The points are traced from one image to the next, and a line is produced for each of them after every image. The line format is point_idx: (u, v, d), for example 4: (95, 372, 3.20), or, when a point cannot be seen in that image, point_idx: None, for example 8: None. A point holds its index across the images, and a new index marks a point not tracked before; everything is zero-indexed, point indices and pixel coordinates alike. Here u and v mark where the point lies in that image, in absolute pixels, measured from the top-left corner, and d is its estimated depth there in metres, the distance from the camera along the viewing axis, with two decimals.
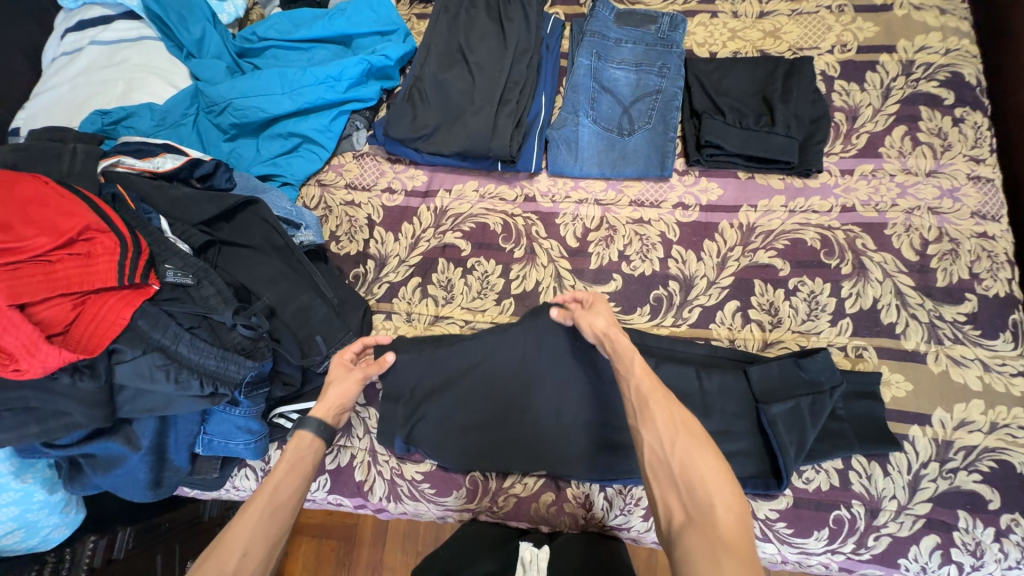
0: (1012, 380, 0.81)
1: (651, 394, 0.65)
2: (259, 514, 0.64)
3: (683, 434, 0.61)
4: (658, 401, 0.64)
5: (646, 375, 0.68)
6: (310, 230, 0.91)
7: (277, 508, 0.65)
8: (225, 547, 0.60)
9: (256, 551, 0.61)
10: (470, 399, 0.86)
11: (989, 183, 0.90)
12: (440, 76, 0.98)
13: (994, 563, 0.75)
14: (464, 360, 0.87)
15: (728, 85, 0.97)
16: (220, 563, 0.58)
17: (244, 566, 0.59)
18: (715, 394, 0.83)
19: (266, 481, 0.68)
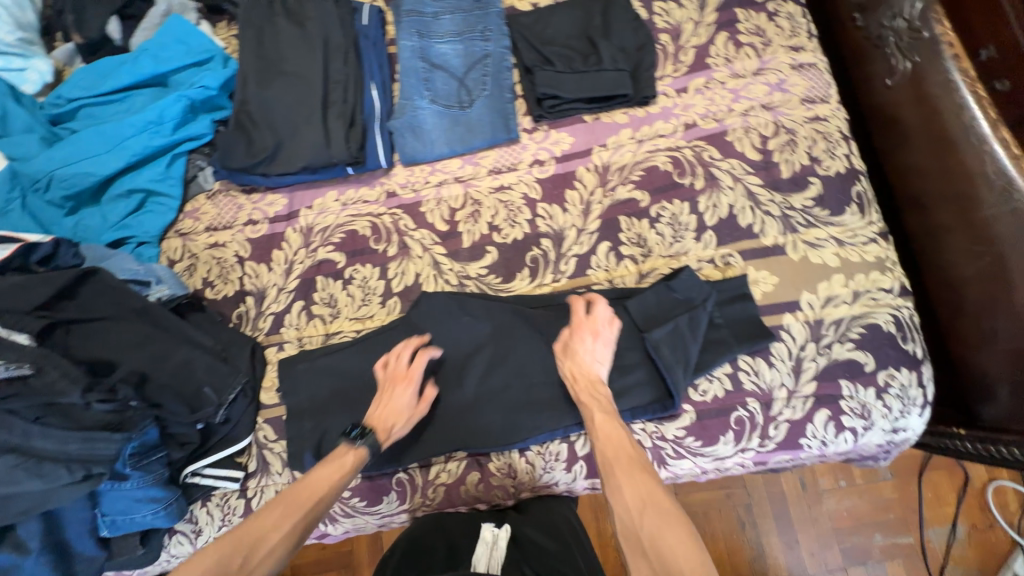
0: (865, 248, 0.85)
1: (618, 461, 0.71)
2: (295, 511, 0.70)
3: (648, 503, 0.66)
4: (624, 469, 0.70)
5: (614, 441, 0.73)
6: (165, 283, 0.87)
7: (316, 509, 0.71)
8: (257, 526, 0.68)
9: (282, 549, 0.68)
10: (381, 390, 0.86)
11: (812, 68, 0.93)
12: (264, 94, 0.94)
13: (881, 418, 0.81)
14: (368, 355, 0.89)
15: (553, 33, 0.97)
16: (254, 546, 0.67)
17: (262, 562, 0.66)
18: (600, 333, 0.85)
19: (314, 473, 0.74)
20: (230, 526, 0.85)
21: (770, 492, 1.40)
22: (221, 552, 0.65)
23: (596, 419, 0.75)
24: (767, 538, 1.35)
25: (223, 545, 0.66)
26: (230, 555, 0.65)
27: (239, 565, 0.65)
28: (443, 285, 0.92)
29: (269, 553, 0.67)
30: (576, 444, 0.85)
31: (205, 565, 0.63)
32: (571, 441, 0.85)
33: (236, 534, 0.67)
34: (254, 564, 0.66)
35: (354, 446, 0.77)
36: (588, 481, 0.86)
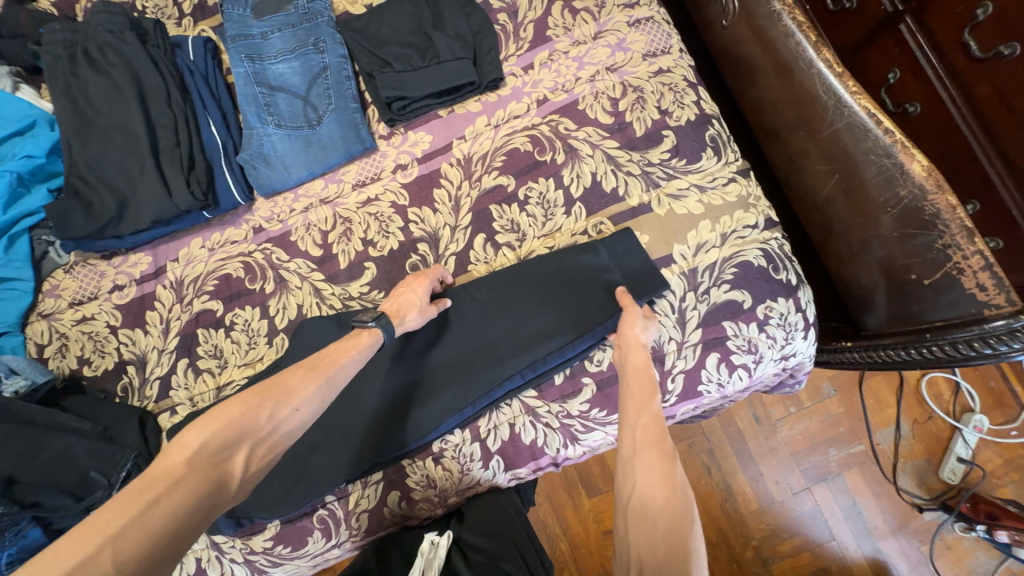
0: (726, 190, 0.87)
1: (647, 440, 0.64)
2: (319, 378, 0.67)
3: (673, 497, 0.58)
4: (653, 458, 0.62)
5: (650, 428, 0.65)
6: (24, 373, 0.83)
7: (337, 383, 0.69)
8: (284, 387, 0.64)
9: (307, 411, 0.65)
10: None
11: (649, 22, 0.94)
12: (89, 153, 0.88)
13: (768, 350, 0.83)
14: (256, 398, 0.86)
15: (388, 32, 0.94)
16: (280, 402, 0.63)
17: (289, 419, 0.63)
18: (489, 304, 0.86)
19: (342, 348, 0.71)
20: None
21: (728, 433, 1.39)
22: (246, 401, 0.61)
23: (633, 400, 0.69)
24: (733, 478, 1.37)
25: (250, 400, 0.62)
26: (259, 410, 0.61)
27: (266, 418, 0.61)
28: (328, 311, 0.89)
29: (295, 410, 0.64)
30: (488, 440, 0.84)
31: (230, 421, 0.60)
32: (483, 438, 0.84)
33: (262, 387, 0.63)
34: (280, 423, 0.62)
35: (367, 327, 0.75)
36: (510, 473, 0.86)
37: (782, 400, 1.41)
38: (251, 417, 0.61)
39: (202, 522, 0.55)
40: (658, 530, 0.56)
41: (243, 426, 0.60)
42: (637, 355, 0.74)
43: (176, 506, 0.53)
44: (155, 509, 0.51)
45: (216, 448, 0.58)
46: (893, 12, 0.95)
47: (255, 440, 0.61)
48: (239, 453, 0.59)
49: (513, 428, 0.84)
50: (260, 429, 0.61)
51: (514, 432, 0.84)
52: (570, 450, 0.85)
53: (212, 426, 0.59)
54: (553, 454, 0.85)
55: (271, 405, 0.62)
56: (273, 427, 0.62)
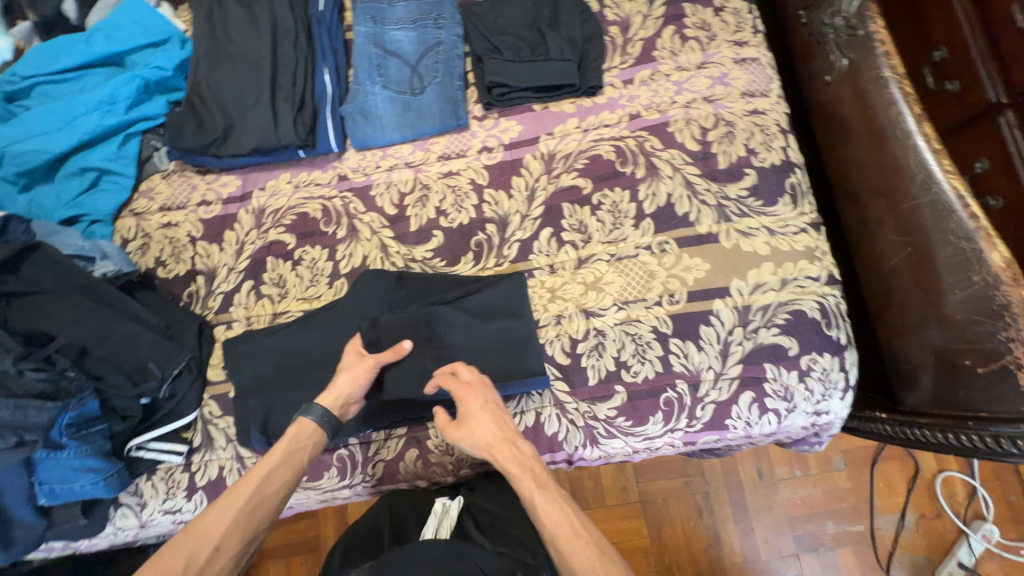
0: (795, 237, 0.88)
1: (570, 548, 0.66)
2: (230, 506, 0.70)
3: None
4: (583, 563, 0.65)
5: (564, 526, 0.68)
6: (111, 259, 0.89)
7: (263, 496, 0.72)
8: (203, 535, 0.68)
9: (229, 547, 0.68)
10: (326, 353, 0.88)
11: (754, 62, 0.96)
12: (213, 76, 0.96)
13: (804, 401, 0.84)
14: (308, 325, 0.89)
15: (504, 23, 0.99)
16: (201, 547, 0.67)
17: (218, 557, 0.68)
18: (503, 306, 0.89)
19: (254, 469, 0.74)
20: (176, 499, 0.89)
21: (728, 481, 1.39)
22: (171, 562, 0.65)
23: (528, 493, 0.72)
24: (723, 526, 1.36)
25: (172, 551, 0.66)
26: (177, 562, 0.65)
27: (194, 569, 0.65)
28: (390, 267, 0.94)
29: (220, 549, 0.68)
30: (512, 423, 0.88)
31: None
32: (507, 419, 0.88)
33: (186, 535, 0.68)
34: (204, 567, 0.66)
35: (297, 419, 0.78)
36: None
37: (789, 462, 1.40)
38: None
39: None
40: None
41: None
42: (492, 435, 0.76)
43: None
44: None
45: None
46: (996, 104, 0.90)
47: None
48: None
49: (539, 417, 0.87)
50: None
51: (538, 420, 0.87)
52: (588, 451, 0.87)
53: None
54: (571, 451, 0.87)
55: (187, 554, 0.66)
56: (195, 573, 0.65)
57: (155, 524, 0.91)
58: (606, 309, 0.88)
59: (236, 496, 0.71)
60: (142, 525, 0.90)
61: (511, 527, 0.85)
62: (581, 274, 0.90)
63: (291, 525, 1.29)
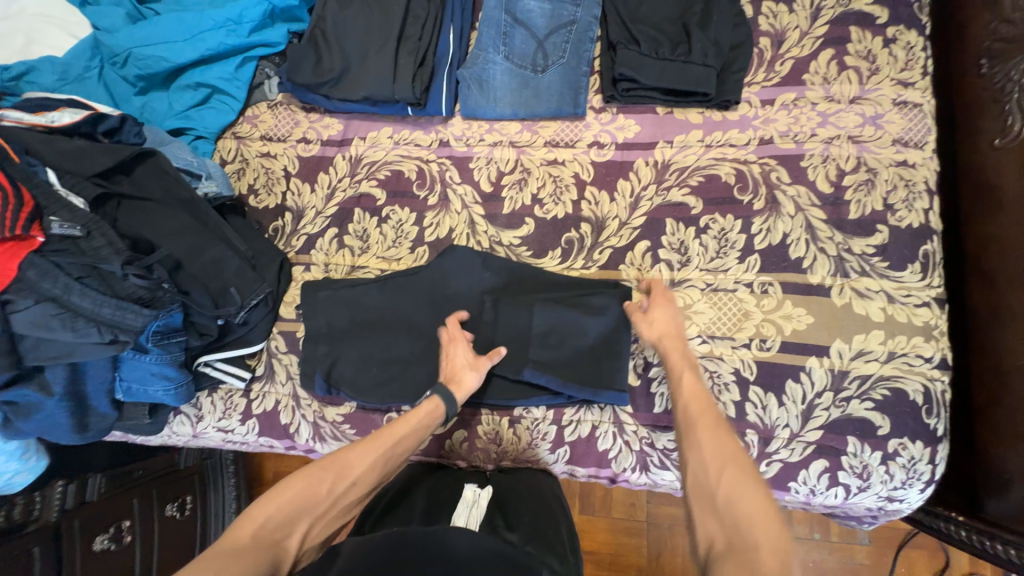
0: (915, 310, 0.80)
1: (700, 417, 0.66)
2: (375, 449, 0.72)
3: (729, 463, 0.59)
4: (708, 428, 0.64)
5: (701, 402, 0.68)
6: (214, 181, 0.89)
7: (395, 454, 0.73)
8: (342, 465, 0.69)
9: (363, 485, 0.70)
10: (430, 319, 0.88)
11: (916, 108, 0.85)
12: (341, 15, 0.94)
13: (879, 483, 0.79)
14: (417, 288, 0.89)
15: (646, 11, 0.91)
16: (337, 478, 0.68)
17: (347, 492, 0.68)
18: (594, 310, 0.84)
19: (396, 423, 0.75)
20: (229, 420, 0.94)
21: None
22: (305, 480, 0.67)
23: (681, 376, 0.72)
24: None
25: (313, 473, 0.67)
26: (324, 480, 0.67)
27: (324, 494, 0.66)
28: (474, 245, 0.92)
29: (353, 484, 0.69)
30: (565, 429, 0.86)
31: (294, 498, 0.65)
32: (562, 425, 0.86)
33: (327, 462, 0.69)
34: (340, 495, 0.68)
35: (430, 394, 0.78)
36: (568, 467, 0.87)
37: (810, 523, 1.35)
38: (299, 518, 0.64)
39: None
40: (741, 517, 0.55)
41: (304, 502, 0.65)
42: (670, 328, 0.78)
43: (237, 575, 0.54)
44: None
45: (277, 523, 0.62)
46: None
47: (313, 516, 0.65)
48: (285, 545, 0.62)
49: (594, 430, 0.85)
50: (320, 504, 0.66)
51: (593, 433, 0.85)
52: (635, 475, 0.85)
53: (271, 506, 0.63)
54: (618, 471, 0.85)
55: (329, 481, 0.67)
56: (333, 499, 0.67)
57: (206, 436, 0.97)
58: (688, 339, 0.84)
59: (381, 440, 0.73)
60: (195, 434, 0.96)
61: (546, 528, 0.77)
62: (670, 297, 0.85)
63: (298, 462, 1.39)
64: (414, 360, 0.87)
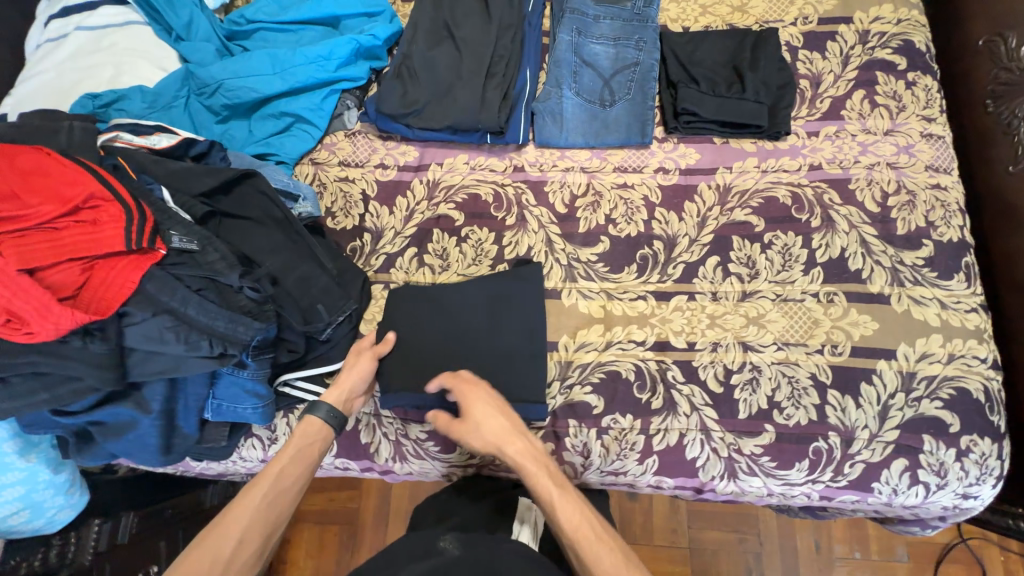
0: (966, 315, 0.88)
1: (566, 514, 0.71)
2: (261, 495, 0.71)
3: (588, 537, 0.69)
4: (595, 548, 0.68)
5: (576, 509, 0.72)
6: (308, 202, 0.93)
7: (282, 488, 0.73)
8: (229, 525, 0.68)
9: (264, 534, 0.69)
10: (468, 327, 0.92)
11: (940, 139, 0.98)
12: (428, 54, 1.04)
13: (956, 480, 0.83)
14: (443, 296, 0.94)
15: (701, 56, 1.04)
16: (243, 533, 0.68)
17: (243, 548, 0.67)
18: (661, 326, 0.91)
19: (271, 464, 0.75)
20: None
21: (784, 547, 1.28)
22: (213, 543, 0.66)
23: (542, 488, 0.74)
24: None
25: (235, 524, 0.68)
26: (227, 539, 0.67)
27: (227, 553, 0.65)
28: (553, 262, 0.97)
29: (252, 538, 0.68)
30: (653, 439, 0.87)
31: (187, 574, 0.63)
32: (650, 434, 0.87)
33: (235, 520, 0.68)
34: (232, 556, 0.66)
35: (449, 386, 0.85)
36: (655, 478, 0.88)
37: (851, 541, 1.28)
38: None
39: None
40: None
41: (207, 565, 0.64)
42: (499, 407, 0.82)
43: None
44: None
45: None
46: None
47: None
48: None
49: (681, 437, 0.86)
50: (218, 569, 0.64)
51: (681, 441, 0.86)
52: (723, 483, 0.86)
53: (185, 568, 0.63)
54: (705, 480, 0.86)
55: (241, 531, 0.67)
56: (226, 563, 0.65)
57: None
58: (765, 346, 0.89)
59: (261, 484, 0.72)
60: (264, 459, 0.90)
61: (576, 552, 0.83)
62: (744, 308, 0.91)
63: (332, 494, 1.33)
64: (492, 368, 0.89)
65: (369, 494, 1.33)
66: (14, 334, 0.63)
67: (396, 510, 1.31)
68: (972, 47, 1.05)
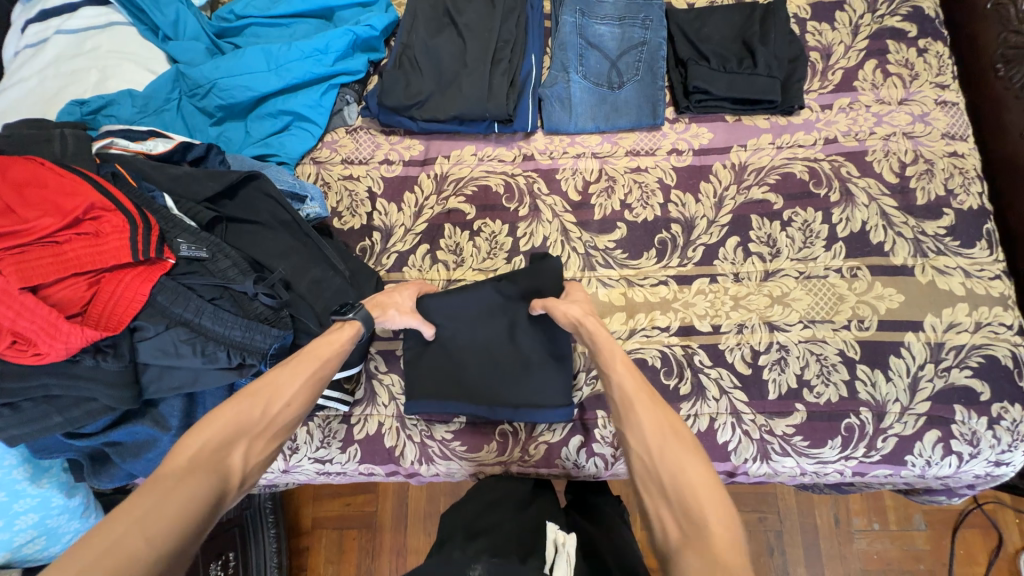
0: (990, 283, 0.87)
1: (650, 420, 0.63)
2: (307, 371, 0.68)
3: (670, 438, 0.60)
4: (662, 429, 0.61)
5: (646, 394, 0.66)
6: (315, 202, 0.89)
7: (322, 372, 0.70)
8: (272, 387, 0.65)
9: (297, 407, 0.66)
10: (488, 329, 0.89)
11: (955, 106, 0.96)
12: (430, 42, 1.00)
13: (988, 449, 0.82)
14: (466, 304, 0.88)
15: (708, 32, 1.01)
16: (276, 398, 0.64)
17: (281, 413, 0.64)
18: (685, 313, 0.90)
19: (316, 343, 0.72)
20: (328, 450, 0.89)
21: (804, 522, 1.28)
22: (254, 399, 0.62)
23: (618, 374, 0.68)
24: None
25: (272, 385, 0.65)
26: (272, 403, 0.64)
27: (262, 414, 0.62)
28: (570, 252, 0.95)
29: (287, 405, 0.65)
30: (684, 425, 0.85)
31: (232, 419, 0.60)
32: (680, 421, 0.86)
33: (268, 385, 0.64)
34: (273, 418, 0.63)
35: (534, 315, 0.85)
36: None
37: (869, 513, 1.29)
38: (231, 443, 0.58)
39: (209, 520, 0.52)
40: (707, 542, 0.51)
41: (243, 422, 0.60)
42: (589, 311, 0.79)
43: (189, 495, 0.51)
44: (142, 497, 0.49)
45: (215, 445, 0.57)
46: None
47: (253, 434, 0.61)
48: (234, 450, 0.58)
49: (712, 422, 0.85)
50: (256, 426, 0.61)
51: (712, 426, 0.85)
52: (756, 465, 0.85)
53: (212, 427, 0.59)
54: (739, 464, 0.85)
55: (285, 397, 0.65)
56: (266, 421, 0.62)
57: (297, 471, 0.91)
58: (792, 325, 0.88)
59: (303, 361, 0.69)
60: (286, 469, 0.91)
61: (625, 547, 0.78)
62: (767, 287, 0.90)
63: (350, 500, 1.31)
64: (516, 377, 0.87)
65: (387, 497, 1.30)
66: (22, 355, 0.60)
67: (415, 512, 1.29)
68: (979, 10, 1.03)
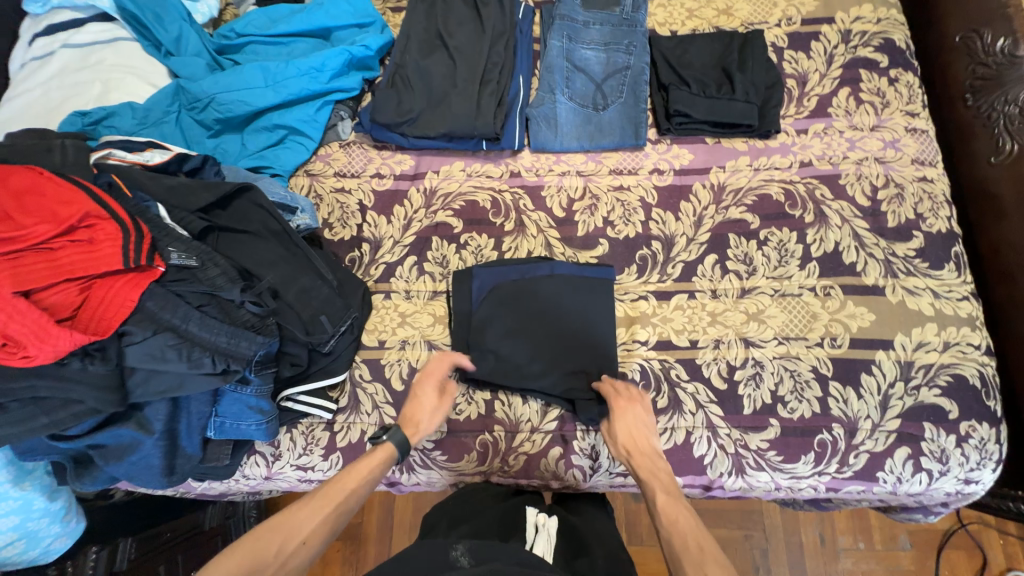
0: (959, 303, 0.90)
1: (682, 528, 0.67)
2: (330, 505, 0.71)
3: (702, 554, 0.62)
4: (697, 550, 0.63)
5: (683, 513, 0.69)
6: (306, 213, 0.92)
7: (345, 509, 0.72)
8: (293, 523, 0.67)
9: (314, 544, 0.67)
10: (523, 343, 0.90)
11: (924, 133, 1.00)
12: (422, 63, 1.05)
13: (957, 466, 0.84)
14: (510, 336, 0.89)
15: (690, 59, 1.06)
16: (294, 535, 0.66)
17: (296, 552, 0.65)
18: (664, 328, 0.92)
19: (343, 475, 0.74)
20: (312, 457, 0.88)
21: (789, 540, 1.28)
22: (270, 538, 0.65)
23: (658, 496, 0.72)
24: None
25: (292, 521, 0.67)
26: (283, 539, 0.65)
27: (278, 552, 0.64)
28: None
29: (303, 544, 0.66)
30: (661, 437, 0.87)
31: (247, 557, 0.62)
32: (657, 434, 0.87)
33: (290, 521, 0.67)
34: (286, 559, 0.64)
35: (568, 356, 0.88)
36: None
37: (853, 531, 1.29)
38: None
39: None
40: None
41: (256, 562, 0.62)
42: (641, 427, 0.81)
43: None
44: None
45: None
46: None
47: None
48: None
49: (689, 435, 0.87)
50: (268, 566, 0.63)
51: (688, 439, 0.87)
52: (731, 479, 0.87)
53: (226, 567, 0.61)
54: (714, 477, 0.87)
55: (300, 535, 0.67)
56: (280, 562, 0.64)
57: (280, 478, 0.89)
58: (766, 341, 0.90)
59: (326, 496, 0.71)
60: (268, 476, 0.89)
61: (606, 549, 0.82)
62: (743, 304, 0.92)
63: None
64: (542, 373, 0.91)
65: (373, 505, 1.31)
66: (10, 358, 0.61)
67: (400, 522, 1.29)
68: (948, 43, 1.08)
